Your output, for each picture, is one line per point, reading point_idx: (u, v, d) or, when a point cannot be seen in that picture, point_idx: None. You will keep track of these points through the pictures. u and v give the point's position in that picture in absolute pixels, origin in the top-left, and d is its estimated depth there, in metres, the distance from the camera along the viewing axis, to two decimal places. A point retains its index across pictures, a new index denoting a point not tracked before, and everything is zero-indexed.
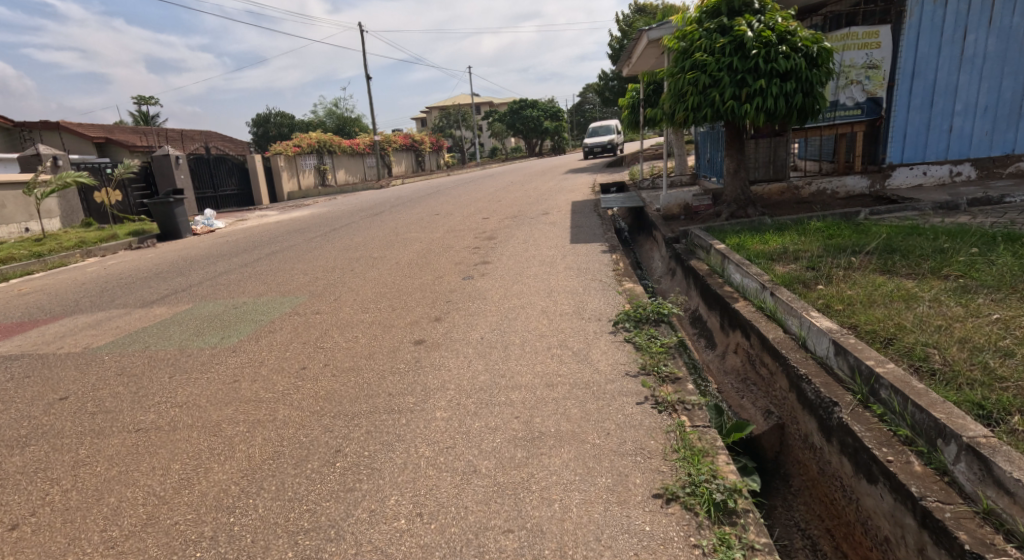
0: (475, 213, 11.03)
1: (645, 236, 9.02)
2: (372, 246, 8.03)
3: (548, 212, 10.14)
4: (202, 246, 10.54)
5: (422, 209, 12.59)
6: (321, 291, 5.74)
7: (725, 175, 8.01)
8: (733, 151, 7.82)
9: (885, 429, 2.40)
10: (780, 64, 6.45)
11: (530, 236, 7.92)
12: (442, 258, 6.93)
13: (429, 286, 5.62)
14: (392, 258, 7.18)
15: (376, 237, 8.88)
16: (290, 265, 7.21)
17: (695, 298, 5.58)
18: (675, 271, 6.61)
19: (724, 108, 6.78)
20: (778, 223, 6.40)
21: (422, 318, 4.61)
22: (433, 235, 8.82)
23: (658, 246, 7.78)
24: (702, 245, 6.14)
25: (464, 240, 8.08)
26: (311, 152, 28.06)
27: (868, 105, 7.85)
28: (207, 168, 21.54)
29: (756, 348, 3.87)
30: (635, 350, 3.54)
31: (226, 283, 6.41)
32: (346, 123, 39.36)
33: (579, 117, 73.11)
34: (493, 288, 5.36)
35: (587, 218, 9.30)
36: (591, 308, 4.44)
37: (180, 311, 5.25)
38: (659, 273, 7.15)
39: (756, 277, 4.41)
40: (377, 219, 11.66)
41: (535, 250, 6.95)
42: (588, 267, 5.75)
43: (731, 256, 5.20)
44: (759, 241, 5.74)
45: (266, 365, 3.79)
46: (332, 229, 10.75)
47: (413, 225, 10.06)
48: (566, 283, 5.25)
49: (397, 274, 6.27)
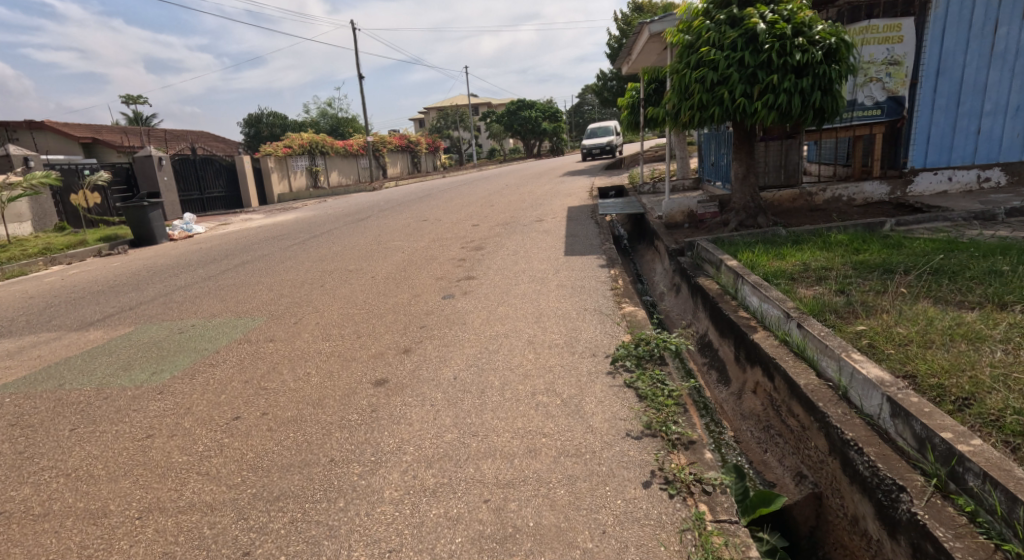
0: (465, 219, 10.40)
1: (646, 246, 8.39)
2: (349, 257, 7.39)
3: (542, 219, 9.48)
4: (174, 254, 9.89)
5: (411, 214, 11.96)
6: (283, 312, 5.10)
7: (733, 181, 7.39)
8: (742, 155, 7.19)
9: (983, 540, 1.77)
10: (796, 58, 5.79)
11: (521, 247, 7.27)
12: (422, 273, 6.28)
13: (404, 307, 4.98)
14: (368, 271, 6.53)
15: (356, 246, 8.24)
16: (256, 278, 6.56)
17: (705, 322, 4.96)
18: (681, 287, 5.98)
19: (733, 107, 6.13)
20: (794, 235, 5.77)
21: (390, 349, 3.97)
22: (418, 243, 8.18)
23: (660, 259, 7.15)
24: (712, 260, 5.50)
25: (449, 251, 7.43)
26: (302, 153, 27.36)
27: (889, 105, 7.22)
28: (193, 169, 20.86)
29: (781, 393, 3.23)
30: (637, 402, 2.90)
31: (179, 300, 5.76)
32: (341, 124, 38.71)
33: (578, 118, 72.44)
34: (476, 310, 4.72)
35: (584, 225, 8.67)
36: (585, 339, 3.80)
37: (117, 337, 4.60)
38: (662, 289, 6.51)
39: (779, 303, 3.76)
40: (362, 225, 10.99)
41: (525, 263, 6.32)
42: (583, 285, 5.12)
43: (747, 276, 4.56)
44: (775, 257, 5.11)
45: (193, 412, 3.15)
46: (313, 236, 10.09)
47: (398, 232, 9.40)
48: (557, 307, 4.60)
49: (372, 291, 5.63)
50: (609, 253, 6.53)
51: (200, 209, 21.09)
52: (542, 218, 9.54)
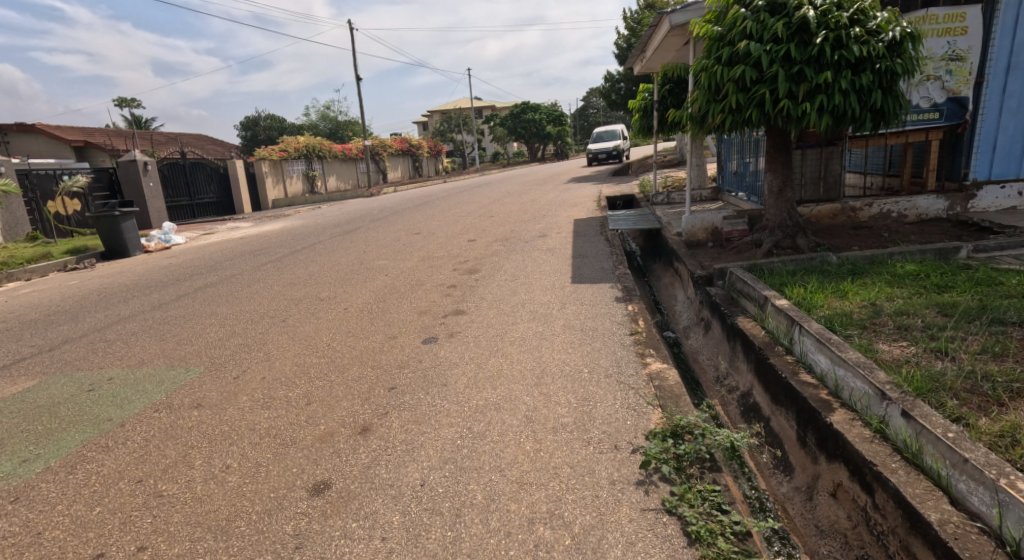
0: (461, 233, 9.46)
1: (664, 267, 7.44)
2: (325, 282, 6.47)
3: (545, 234, 8.53)
4: (140, 270, 8.99)
5: (404, 225, 11.04)
6: (228, 358, 4.17)
7: (766, 195, 6.43)
8: (778, 165, 6.24)
9: None
10: (853, 51, 4.84)
11: (521, 270, 6.33)
12: (404, 303, 5.36)
13: (375, 355, 4.05)
14: (343, 301, 5.61)
15: (336, 267, 7.32)
16: (212, 308, 5.64)
17: (748, 376, 3.98)
18: (711, 326, 5.01)
19: (775, 111, 5.19)
20: (849, 265, 4.83)
21: (345, 425, 3.04)
22: (405, 264, 7.26)
23: (683, 286, 6.21)
24: (752, 296, 4.51)
25: (439, 274, 6.49)
26: (298, 157, 26.55)
27: (949, 107, 6.29)
28: (182, 174, 20.04)
29: (884, 517, 2.25)
30: (687, 549, 1.98)
31: (112, 336, 4.83)
32: (341, 128, 37.91)
33: (582, 121, 71.65)
34: (462, 363, 3.79)
35: (593, 242, 7.72)
36: (602, 421, 2.86)
37: (9, 396, 3.67)
38: (687, 324, 5.55)
39: (864, 373, 2.77)
40: (349, 238, 10.07)
41: (526, 292, 5.38)
42: (596, 329, 4.18)
43: (806, 324, 3.58)
44: (833, 293, 4.15)
45: (43, 542, 2.21)
46: (293, 251, 9.17)
47: (385, 249, 8.47)
48: (563, 363, 3.65)
49: (341, 329, 4.72)
50: (624, 281, 5.59)
51: (189, 215, 20.27)
52: (546, 233, 8.59)
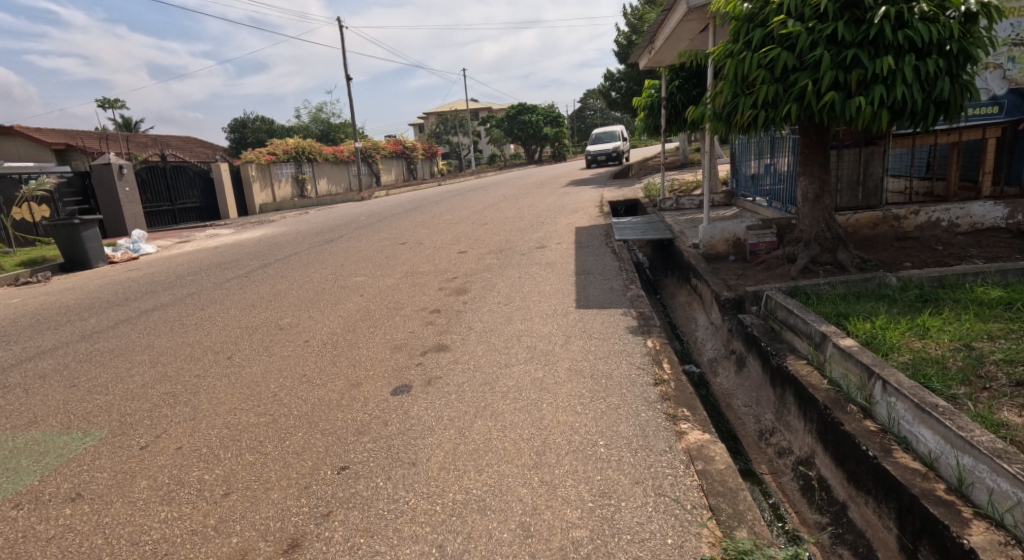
0: (452, 243, 8.59)
1: (679, 284, 6.61)
2: (290, 305, 5.60)
3: (544, 245, 7.67)
4: (94, 284, 8.07)
5: (390, 234, 10.16)
6: (143, 412, 3.30)
7: (799, 203, 5.60)
8: (814, 167, 5.40)
9: None
10: (918, 29, 4.01)
11: (516, 291, 5.46)
12: (377, 336, 4.49)
13: (330, 413, 3.18)
14: (306, 331, 4.74)
15: (307, 285, 6.45)
16: (150, 337, 4.77)
17: (807, 438, 3.11)
18: (747, 362, 4.15)
19: (819, 104, 4.34)
20: (915, 289, 3.99)
21: (268, 536, 2.17)
22: (385, 281, 6.39)
23: (706, 309, 5.38)
24: (803, 330, 3.64)
25: (421, 296, 5.62)
26: (287, 160, 25.67)
27: (1011, 100, 5.46)
28: (163, 178, 19.12)
29: None
30: None
31: (16, 378, 3.96)
32: (333, 130, 37.02)
33: (580, 123, 71.00)
34: (439, 428, 2.92)
35: (598, 254, 6.87)
36: (632, 539, 2.01)
37: None
38: (716, 357, 4.70)
39: (1017, 472, 1.94)
40: (329, 248, 9.19)
41: (523, 321, 4.52)
42: (611, 379, 3.32)
43: (891, 380, 2.68)
44: (910, 328, 3.30)
45: None
46: (264, 263, 8.30)
47: (365, 263, 7.60)
48: (570, 431, 2.79)
49: (296, 371, 3.85)
50: (639, 305, 4.74)
51: (171, 221, 19.40)
52: (544, 244, 7.73)
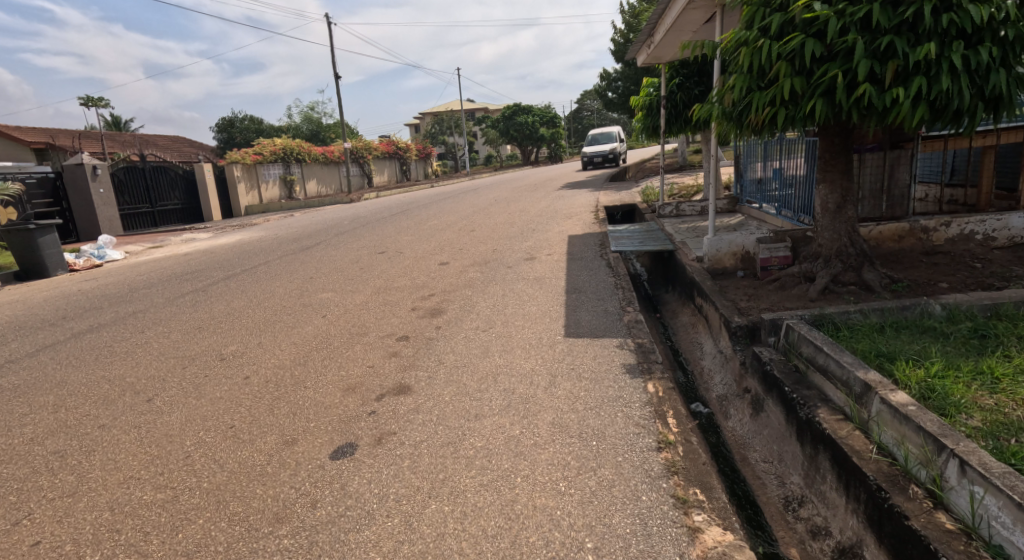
0: (434, 253, 7.93)
1: (682, 302, 5.97)
2: (240, 329, 4.92)
3: (533, 256, 7.03)
4: (41, 296, 7.37)
5: (371, 241, 9.50)
6: (15, 482, 2.63)
7: (818, 214, 4.96)
8: (835, 175, 4.77)
9: None
10: (970, 11, 3.35)
11: (498, 314, 4.81)
12: (332, 370, 3.84)
13: (249, 487, 2.52)
14: (250, 362, 4.09)
15: (267, 303, 5.78)
16: (68, 370, 4.09)
17: (851, 521, 2.45)
18: (764, 406, 3.50)
19: (848, 100, 3.70)
20: (966, 321, 3.35)
21: None
22: (354, 299, 5.73)
23: (713, 335, 4.74)
24: (837, 374, 2.99)
25: (391, 318, 4.97)
26: (275, 161, 24.95)
27: None
28: (142, 179, 18.40)
29: None
30: None
31: None
32: (323, 130, 36.26)
33: (576, 124, 70.35)
34: (379, 516, 2.26)
35: (592, 268, 6.22)
36: None
37: None
38: (728, 396, 4.05)
39: None
40: (302, 257, 8.51)
41: (501, 354, 3.86)
42: (602, 441, 2.67)
43: (972, 461, 2.02)
44: (974, 378, 2.68)
45: None
46: (230, 273, 7.64)
47: (336, 275, 6.93)
48: (547, 524, 2.14)
49: (224, 418, 3.19)
50: (638, 334, 4.10)
51: (150, 224, 18.71)
52: (533, 255, 7.08)
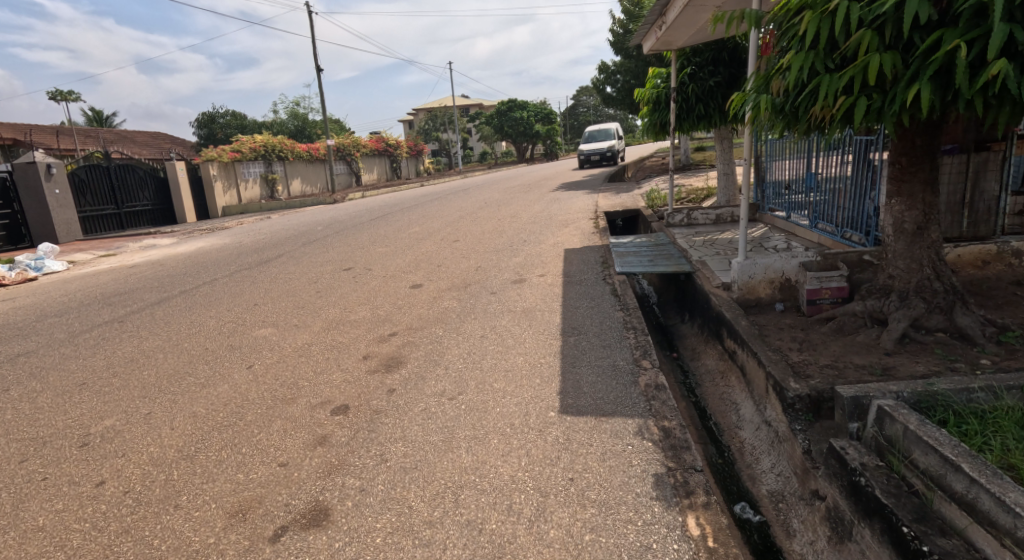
0: (407, 271, 6.75)
1: (705, 340, 4.84)
2: (134, 386, 3.76)
3: (522, 278, 5.87)
4: None
5: (339, 253, 8.34)
6: None
7: (890, 236, 3.82)
8: (916, 186, 3.62)
9: None
10: None
11: (472, 370, 3.66)
12: (226, 470, 2.68)
13: None
14: (119, 446, 2.93)
15: (187, 343, 4.61)
16: None
17: None
18: (853, 535, 2.36)
19: (973, 87, 2.49)
20: None
21: None
22: (296, 340, 4.56)
23: (755, 398, 3.60)
24: (1005, 526, 1.84)
25: (334, 373, 3.82)
26: (255, 159, 23.68)
27: None
28: (107, 179, 17.14)
29: None
30: None
31: None
32: (310, 126, 34.96)
33: (572, 121, 69.13)
34: None
35: (594, 296, 5.07)
36: None
37: None
38: (789, 497, 2.90)
39: None
40: (255, 274, 7.34)
41: (470, 450, 2.72)
42: None
43: None
44: None
45: None
46: (165, 296, 6.45)
47: (286, 302, 5.76)
48: None
49: None
50: (662, 411, 2.95)
51: (116, 226, 17.49)
52: (523, 277, 5.93)
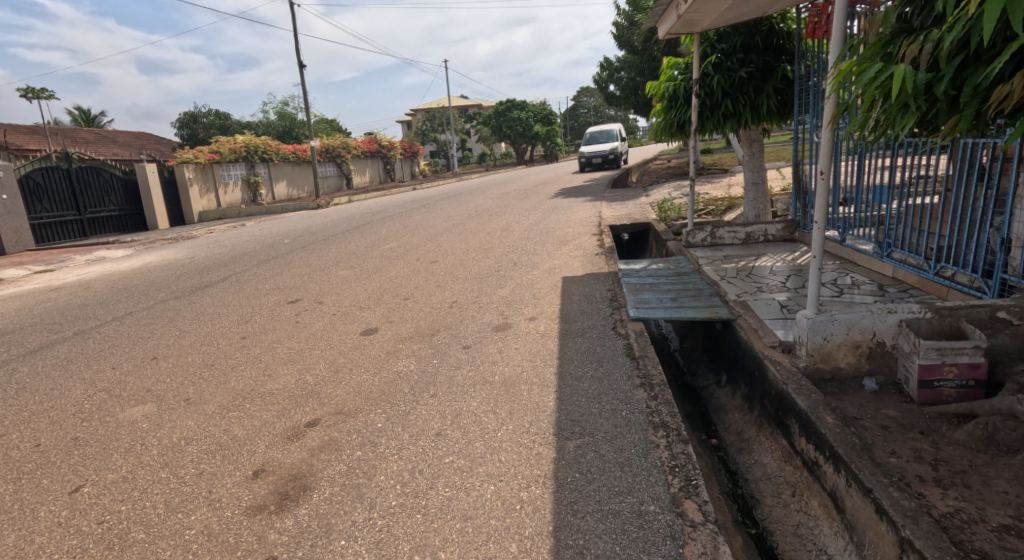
0: (366, 307, 5.36)
1: (757, 424, 3.44)
2: None
3: (506, 324, 4.47)
4: None
5: (293, 277, 6.94)
6: None
7: None
8: None
9: None
10: None
11: (408, 516, 2.27)
12: None
13: None
14: None
15: (16, 433, 3.20)
16: None
17: None
18: None
19: None
20: None
21: None
22: (172, 429, 3.17)
23: None
24: None
25: (195, 509, 2.42)
26: (236, 160, 22.30)
27: None
28: (67, 181, 15.75)
29: None
30: None
31: None
32: (300, 126, 33.59)
33: (572, 121, 67.72)
34: None
35: (601, 358, 3.67)
36: None
37: None
38: None
39: None
40: (180, 306, 5.93)
41: None
42: None
43: None
44: None
45: None
46: (50, 340, 5.03)
47: (194, 356, 4.36)
48: None
49: None
50: None
51: (77, 233, 16.09)
52: (507, 321, 4.53)
